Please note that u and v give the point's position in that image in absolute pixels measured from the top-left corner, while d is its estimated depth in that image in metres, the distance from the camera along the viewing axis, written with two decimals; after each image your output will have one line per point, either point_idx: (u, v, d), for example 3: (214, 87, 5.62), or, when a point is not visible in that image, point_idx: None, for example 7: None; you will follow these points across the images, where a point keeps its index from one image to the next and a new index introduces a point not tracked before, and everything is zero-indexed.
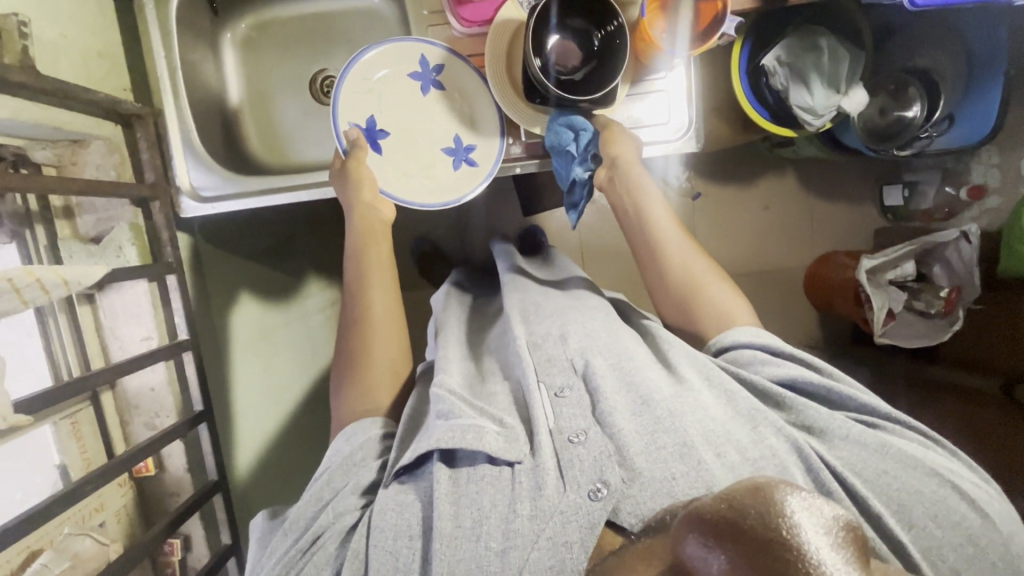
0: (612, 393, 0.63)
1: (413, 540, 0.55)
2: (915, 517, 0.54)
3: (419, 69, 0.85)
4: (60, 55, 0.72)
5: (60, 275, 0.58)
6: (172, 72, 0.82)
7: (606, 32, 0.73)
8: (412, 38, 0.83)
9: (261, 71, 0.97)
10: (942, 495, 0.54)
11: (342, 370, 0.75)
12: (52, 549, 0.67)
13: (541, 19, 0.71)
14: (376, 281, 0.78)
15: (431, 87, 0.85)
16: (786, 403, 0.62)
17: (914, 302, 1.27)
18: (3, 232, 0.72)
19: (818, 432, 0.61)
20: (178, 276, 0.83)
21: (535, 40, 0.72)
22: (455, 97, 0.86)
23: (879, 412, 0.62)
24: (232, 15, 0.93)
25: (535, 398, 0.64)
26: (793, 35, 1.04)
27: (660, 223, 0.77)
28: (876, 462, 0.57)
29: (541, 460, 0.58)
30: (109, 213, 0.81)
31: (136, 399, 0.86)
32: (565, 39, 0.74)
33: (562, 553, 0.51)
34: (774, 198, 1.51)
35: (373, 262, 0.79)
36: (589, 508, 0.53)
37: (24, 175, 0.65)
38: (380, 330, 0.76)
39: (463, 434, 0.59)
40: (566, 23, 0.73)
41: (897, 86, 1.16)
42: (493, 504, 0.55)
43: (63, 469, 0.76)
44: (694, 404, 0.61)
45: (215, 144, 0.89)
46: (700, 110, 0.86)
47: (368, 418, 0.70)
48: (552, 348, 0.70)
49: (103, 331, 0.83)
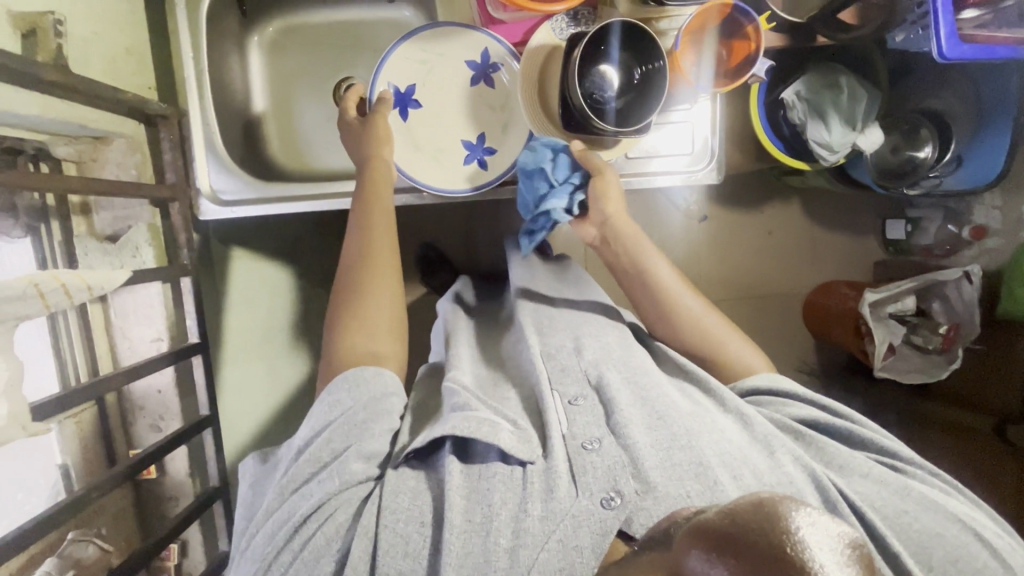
0: (627, 406, 0.64)
1: (424, 527, 0.55)
2: (934, 561, 0.53)
3: (478, 60, 0.83)
4: (91, 54, 0.71)
5: (85, 279, 0.58)
6: (199, 75, 0.82)
7: (647, 69, 0.73)
8: (486, 30, 0.81)
9: (286, 73, 0.96)
10: (965, 542, 0.54)
11: (334, 328, 0.71)
12: (57, 554, 0.66)
13: (593, 44, 0.70)
14: (381, 247, 0.74)
15: (481, 80, 0.84)
16: (805, 438, 0.64)
17: (914, 337, 1.29)
18: (18, 227, 0.72)
19: (837, 468, 0.62)
20: (193, 279, 0.82)
21: (582, 66, 0.71)
22: (497, 99, 0.85)
23: (901, 458, 0.63)
24: (261, 18, 0.93)
25: (548, 405, 0.64)
26: (814, 70, 1.06)
27: (664, 274, 0.77)
28: (896, 502, 0.57)
29: (554, 463, 0.58)
30: (126, 212, 0.81)
31: (142, 400, 0.85)
32: (611, 70, 0.73)
33: (572, 556, 0.50)
34: (777, 224, 1.52)
35: (374, 217, 0.75)
36: (601, 515, 0.52)
37: (47, 175, 0.64)
38: (374, 288, 0.72)
39: (479, 426, 0.59)
40: (615, 54, 0.73)
41: (909, 127, 1.17)
42: (504, 501, 0.55)
43: (64, 469, 0.75)
44: (711, 427, 0.62)
45: (237, 145, 0.89)
46: (721, 144, 0.87)
47: (370, 368, 0.67)
48: (566, 358, 0.70)
49: (113, 330, 0.82)
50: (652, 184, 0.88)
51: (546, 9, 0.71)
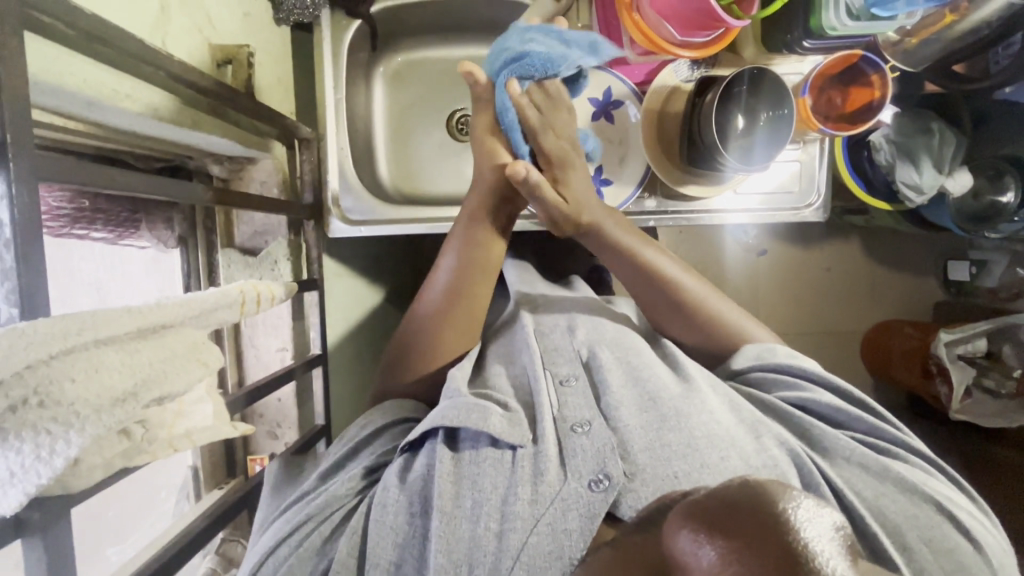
0: (618, 390, 0.66)
1: (414, 517, 0.55)
2: (909, 541, 0.54)
3: (600, 97, 0.88)
4: (260, 83, 0.78)
5: (271, 290, 0.60)
6: (337, 104, 0.88)
7: (775, 113, 0.78)
8: (611, 70, 0.87)
9: (403, 102, 1.02)
10: (937, 523, 0.55)
11: (406, 362, 0.75)
12: (214, 553, 0.77)
13: (727, 88, 0.75)
14: (459, 321, 0.76)
15: (601, 117, 0.88)
16: (794, 419, 0.65)
17: (984, 380, 1.23)
18: (173, 238, 0.79)
19: (823, 450, 0.63)
20: (318, 293, 0.86)
21: (720, 108, 0.76)
22: (616, 134, 0.89)
23: (887, 439, 0.64)
24: (387, 52, 0.99)
25: (542, 386, 0.66)
26: (904, 115, 1.07)
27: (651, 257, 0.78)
28: (876, 484, 0.58)
29: (543, 447, 0.58)
30: (266, 228, 0.85)
31: (263, 408, 0.88)
32: (740, 113, 0.78)
33: (561, 539, 0.50)
34: (839, 262, 1.52)
35: (462, 295, 0.76)
36: (589, 498, 0.53)
37: (239, 194, 0.69)
38: (466, 307, 0.77)
39: (469, 413, 0.60)
40: (747, 100, 0.78)
41: (993, 172, 1.12)
42: (493, 486, 0.55)
43: (194, 469, 0.82)
44: (700, 406, 0.64)
45: (361, 167, 0.95)
46: (828, 179, 0.91)
47: (393, 401, 0.73)
48: (559, 338, 0.74)
49: (242, 338, 0.87)
50: (725, 222, 0.91)
51: (675, 51, 0.74)
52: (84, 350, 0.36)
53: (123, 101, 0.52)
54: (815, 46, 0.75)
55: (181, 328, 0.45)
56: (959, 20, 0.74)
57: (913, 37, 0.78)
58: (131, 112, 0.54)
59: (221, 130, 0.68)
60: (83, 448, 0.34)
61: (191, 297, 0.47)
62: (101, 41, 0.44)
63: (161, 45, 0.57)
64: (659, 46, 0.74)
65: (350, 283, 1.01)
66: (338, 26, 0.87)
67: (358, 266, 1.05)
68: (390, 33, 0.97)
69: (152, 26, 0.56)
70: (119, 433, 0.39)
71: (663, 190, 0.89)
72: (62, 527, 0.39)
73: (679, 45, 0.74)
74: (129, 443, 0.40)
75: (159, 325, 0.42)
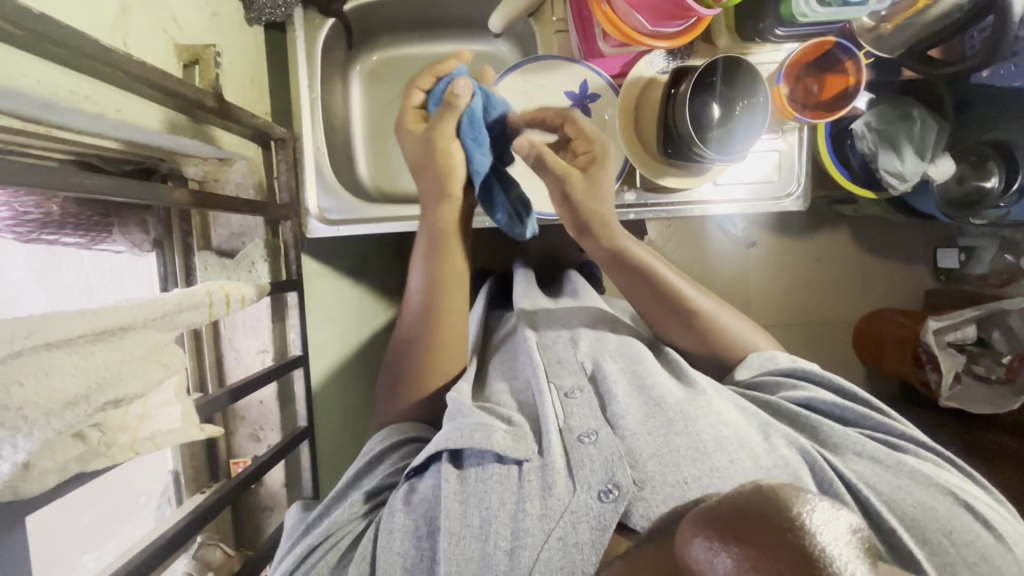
0: (623, 397, 0.66)
1: (421, 541, 0.55)
2: (929, 534, 0.53)
3: (576, 90, 0.87)
4: (233, 83, 0.78)
5: (241, 291, 0.59)
6: (312, 102, 0.88)
7: (748, 102, 0.78)
8: (587, 62, 0.86)
9: (382, 101, 1.02)
10: (956, 514, 0.54)
11: (394, 387, 0.76)
12: (193, 557, 0.77)
13: (699, 79, 0.74)
14: (442, 347, 0.76)
15: (579, 110, 0.88)
16: (800, 420, 0.65)
17: (974, 367, 1.23)
18: (148, 241, 0.78)
19: (832, 447, 0.63)
20: (297, 293, 0.84)
21: (694, 98, 0.75)
22: (594, 127, 0.89)
23: (897, 434, 0.64)
24: (364, 50, 0.98)
25: (546, 397, 0.65)
26: (886, 103, 1.06)
27: (655, 261, 0.79)
28: (891, 478, 0.58)
29: (551, 459, 0.58)
30: (242, 229, 0.84)
31: (244, 410, 0.87)
32: (709, 102, 0.77)
33: (572, 554, 0.51)
34: (828, 251, 1.52)
35: (444, 328, 0.76)
36: (600, 509, 0.53)
37: (213, 195, 0.68)
38: (447, 332, 0.76)
39: (472, 433, 0.59)
40: (718, 90, 0.77)
41: (977, 157, 1.10)
42: (501, 503, 0.55)
43: (174, 475, 0.81)
44: (707, 410, 0.64)
45: (340, 167, 0.94)
46: (809, 166, 0.90)
47: (406, 423, 0.73)
48: (562, 350, 0.74)
49: (221, 340, 0.86)
50: (709, 213, 0.90)
51: (647, 42, 0.74)
52: (34, 353, 0.35)
53: (83, 103, 0.52)
54: (787, 34, 0.75)
55: (143, 330, 0.44)
56: (932, 6, 0.75)
57: (888, 23, 0.79)
58: (91, 114, 0.54)
59: (191, 131, 0.68)
60: (31, 452, 0.35)
61: (150, 299, 0.46)
62: (55, 42, 0.44)
63: (123, 46, 0.57)
64: (630, 37, 0.73)
65: (333, 284, 1.00)
66: (311, 24, 0.86)
67: (342, 265, 1.04)
68: (366, 31, 0.96)
69: (114, 26, 0.56)
70: (73, 436, 0.39)
71: (643, 185, 0.89)
72: (16, 530, 0.38)
73: (651, 35, 0.74)
74: (85, 446, 0.39)
75: (116, 326, 0.41)
